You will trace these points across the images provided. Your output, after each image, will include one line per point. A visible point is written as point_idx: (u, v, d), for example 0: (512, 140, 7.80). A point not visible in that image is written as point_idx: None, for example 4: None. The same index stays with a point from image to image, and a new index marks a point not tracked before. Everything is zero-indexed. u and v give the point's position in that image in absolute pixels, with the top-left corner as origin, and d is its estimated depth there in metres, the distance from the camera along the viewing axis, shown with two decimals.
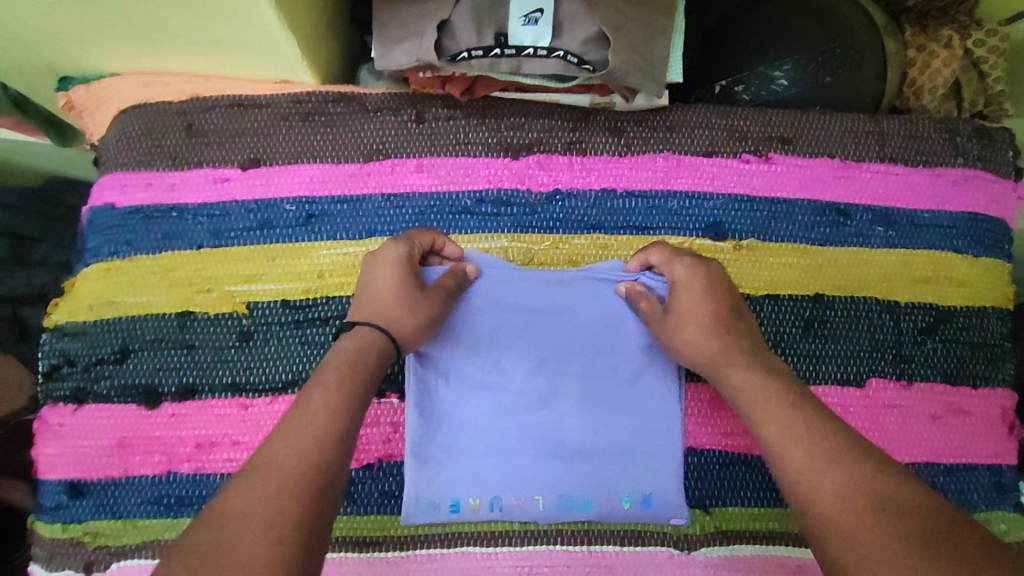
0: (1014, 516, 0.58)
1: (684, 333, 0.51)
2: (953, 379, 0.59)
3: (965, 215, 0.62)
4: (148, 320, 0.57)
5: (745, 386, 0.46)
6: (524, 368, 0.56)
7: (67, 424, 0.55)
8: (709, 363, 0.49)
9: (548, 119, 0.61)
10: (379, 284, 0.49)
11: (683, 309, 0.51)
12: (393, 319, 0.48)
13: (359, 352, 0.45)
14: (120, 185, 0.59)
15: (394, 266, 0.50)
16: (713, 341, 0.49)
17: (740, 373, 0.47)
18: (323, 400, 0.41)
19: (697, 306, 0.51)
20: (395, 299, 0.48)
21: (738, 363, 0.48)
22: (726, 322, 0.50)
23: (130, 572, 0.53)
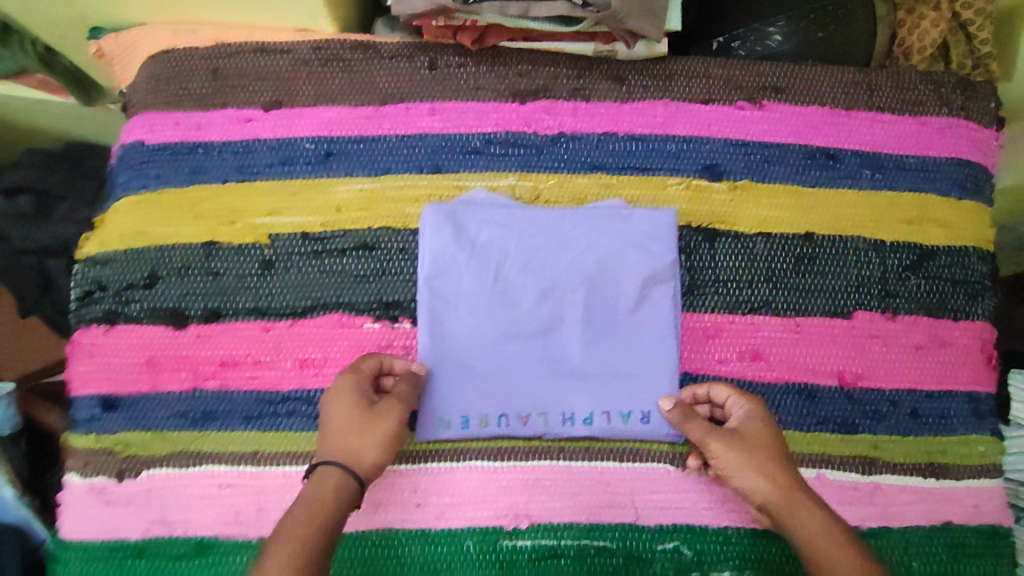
0: (990, 439, 0.62)
1: (760, 461, 0.53)
2: (934, 312, 0.62)
3: (948, 160, 0.65)
4: (175, 248, 0.61)
5: (809, 528, 0.50)
6: (530, 297, 0.60)
7: (99, 344, 0.59)
8: (778, 495, 0.52)
9: (554, 67, 0.65)
10: (334, 420, 0.53)
11: (759, 435, 0.54)
12: (350, 449, 0.51)
13: (325, 497, 0.49)
14: (149, 124, 0.63)
15: (346, 396, 0.53)
16: (780, 478, 0.52)
17: (807, 510, 0.51)
18: (309, 515, 0.48)
19: (771, 441, 0.54)
20: (355, 429, 0.52)
21: (796, 500, 0.51)
22: (780, 458, 0.53)
23: (160, 478, 0.57)
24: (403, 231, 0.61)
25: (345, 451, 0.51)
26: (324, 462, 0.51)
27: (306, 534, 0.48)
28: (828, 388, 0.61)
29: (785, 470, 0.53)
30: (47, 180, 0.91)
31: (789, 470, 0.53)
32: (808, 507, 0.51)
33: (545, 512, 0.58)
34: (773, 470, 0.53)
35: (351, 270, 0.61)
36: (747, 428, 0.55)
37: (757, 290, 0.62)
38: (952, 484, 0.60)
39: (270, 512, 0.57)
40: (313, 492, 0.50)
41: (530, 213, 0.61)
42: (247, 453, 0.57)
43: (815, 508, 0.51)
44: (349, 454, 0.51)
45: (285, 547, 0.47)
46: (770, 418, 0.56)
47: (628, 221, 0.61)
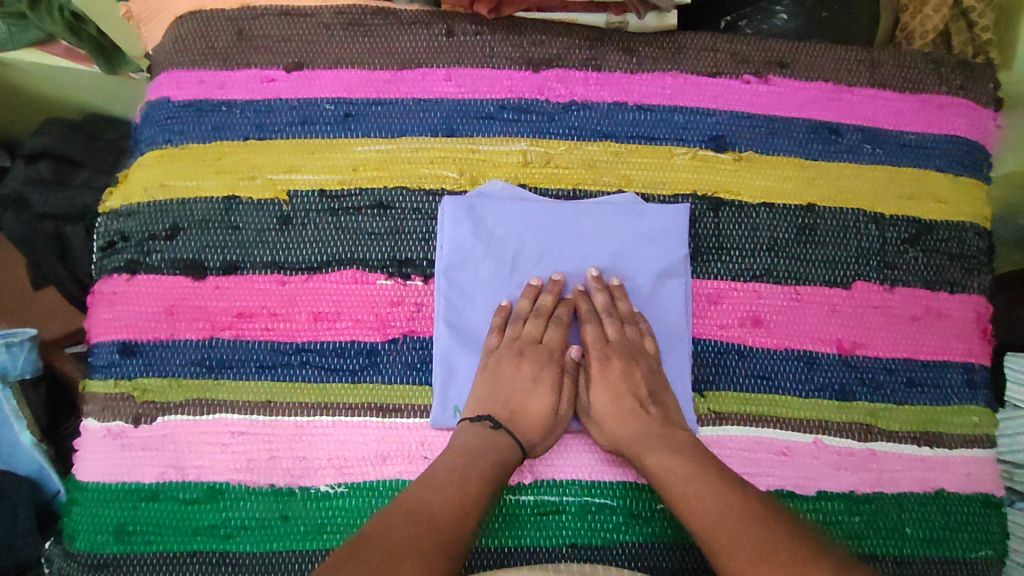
0: (984, 410, 0.63)
1: (608, 417, 0.58)
2: (931, 284, 0.64)
3: (947, 139, 0.67)
4: (197, 202, 0.62)
5: (659, 465, 0.54)
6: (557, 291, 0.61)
7: (120, 292, 0.61)
8: (627, 447, 0.57)
9: (568, 37, 0.67)
10: (530, 393, 0.59)
11: (607, 389, 0.59)
12: (533, 434, 0.57)
13: (507, 456, 0.55)
14: (175, 81, 0.65)
15: (545, 373, 0.60)
16: (621, 429, 0.57)
17: (643, 454, 0.55)
18: (493, 452, 0.55)
19: (614, 394, 0.59)
20: (548, 420, 0.58)
21: (641, 445, 0.56)
22: (621, 407, 0.58)
23: (175, 424, 0.58)
24: (418, 191, 0.63)
25: (529, 431, 0.57)
26: (513, 426, 0.57)
27: (489, 472, 0.53)
28: (826, 354, 0.62)
29: (627, 425, 0.57)
30: (64, 148, 0.94)
31: (629, 423, 0.57)
32: (648, 445, 0.56)
33: (549, 468, 0.59)
34: (612, 438, 0.58)
35: (367, 227, 0.62)
36: (595, 394, 0.59)
37: (759, 259, 0.63)
38: (946, 453, 0.61)
39: (280, 460, 0.58)
40: (495, 446, 0.55)
41: (543, 206, 0.62)
42: (260, 403, 0.59)
43: (656, 449, 0.55)
44: (531, 435, 0.57)
45: (473, 468, 0.53)
46: (609, 367, 0.59)
47: (642, 215, 0.63)
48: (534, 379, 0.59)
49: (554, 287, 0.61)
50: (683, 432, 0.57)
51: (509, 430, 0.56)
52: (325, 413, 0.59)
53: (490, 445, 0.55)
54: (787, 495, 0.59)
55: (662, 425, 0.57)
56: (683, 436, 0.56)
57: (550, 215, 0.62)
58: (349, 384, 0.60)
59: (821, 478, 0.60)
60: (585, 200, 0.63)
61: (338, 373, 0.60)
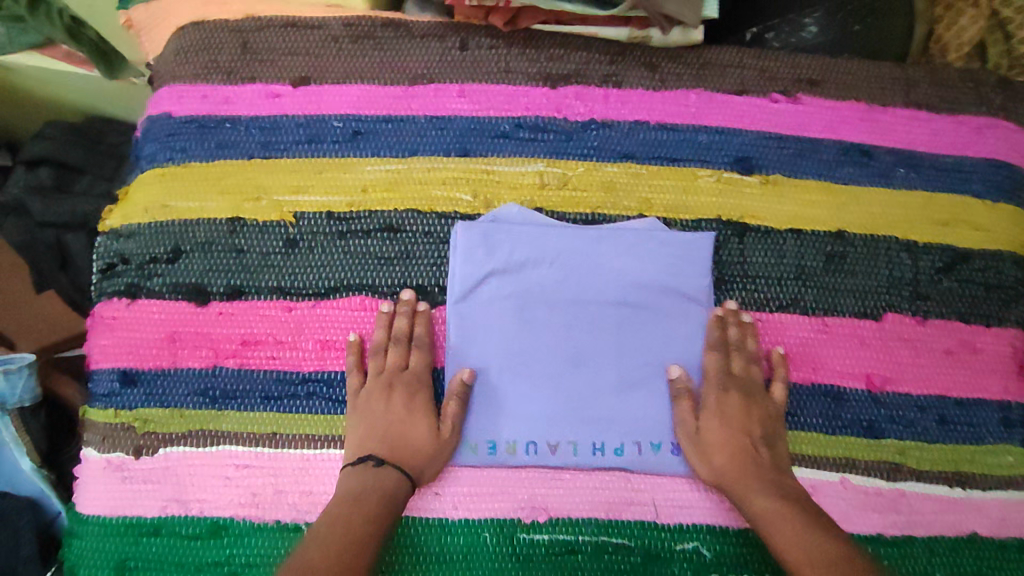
0: (1019, 449, 0.61)
1: (716, 449, 0.57)
2: (965, 316, 0.62)
3: (985, 162, 0.64)
4: (200, 224, 0.60)
5: (768, 507, 0.53)
6: (410, 310, 0.58)
7: (120, 317, 0.58)
8: (731, 484, 0.56)
9: (587, 52, 0.64)
10: (406, 423, 0.57)
11: (726, 422, 0.57)
12: (417, 464, 0.55)
13: (394, 490, 0.53)
14: (177, 96, 0.62)
15: (415, 401, 0.57)
16: (733, 465, 0.56)
17: (753, 493, 0.55)
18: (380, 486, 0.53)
19: (727, 431, 0.57)
20: (429, 448, 0.56)
21: (751, 485, 0.55)
22: (736, 443, 0.57)
23: (177, 456, 0.56)
24: (429, 214, 0.60)
25: (414, 461, 0.55)
26: (393, 457, 0.55)
27: (373, 511, 0.52)
28: (854, 389, 0.60)
29: (737, 461, 0.56)
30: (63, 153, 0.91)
31: (739, 459, 0.56)
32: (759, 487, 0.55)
33: (565, 506, 0.57)
34: (714, 472, 0.56)
35: (376, 252, 0.60)
36: (707, 424, 0.57)
37: (786, 288, 0.61)
38: (978, 494, 0.59)
39: (287, 495, 0.56)
40: (376, 482, 0.53)
41: (560, 233, 0.60)
42: (265, 435, 0.57)
43: (767, 493, 0.54)
44: (417, 465, 0.55)
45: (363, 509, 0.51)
46: (728, 400, 0.58)
47: (663, 243, 0.60)
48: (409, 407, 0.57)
49: (407, 309, 0.58)
50: (791, 481, 0.56)
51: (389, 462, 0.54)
52: (332, 446, 0.57)
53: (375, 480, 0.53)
54: None
55: (772, 470, 0.56)
56: (791, 484, 0.55)
57: (569, 243, 0.60)
58: None
59: (849, 519, 0.58)
60: (603, 226, 0.60)
61: (346, 404, 0.58)
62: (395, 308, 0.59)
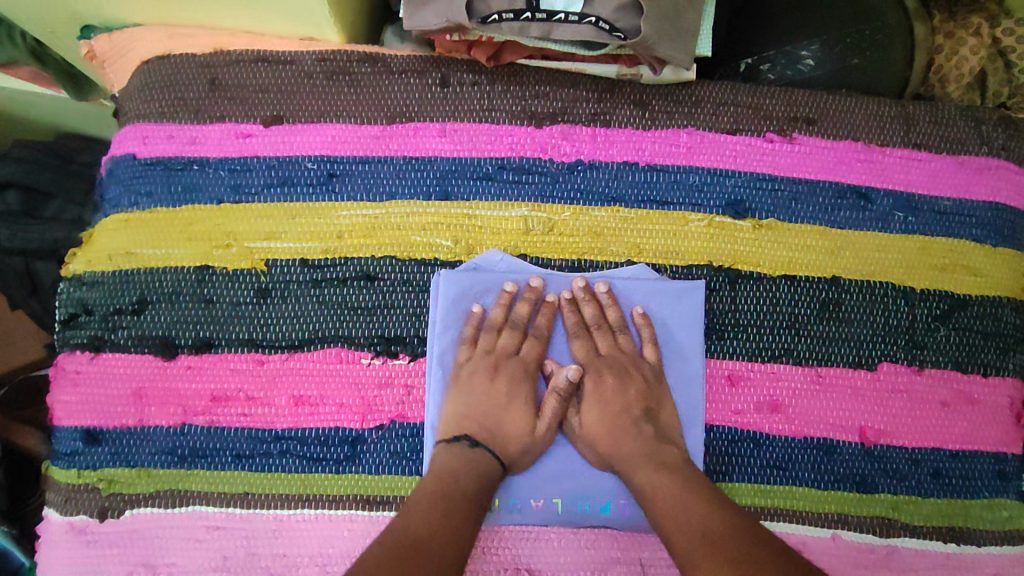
0: (1015, 503, 0.59)
1: (598, 435, 0.55)
2: (962, 365, 0.60)
3: (984, 205, 0.62)
4: (167, 272, 0.57)
5: (651, 482, 0.51)
6: (526, 295, 0.57)
7: (83, 372, 0.56)
8: (619, 464, 0.54)
9: (574, 89, 0.61)
10: (507, 409, 0.55)
11: (610, 402, 0.56)
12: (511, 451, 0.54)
13: (487, 477, 0.52)
14: (141, 135, 0.60)
15: (520, 388, 0.56)
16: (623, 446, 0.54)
17: (643, 470, 0.52)
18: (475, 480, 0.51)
19: (607, 411, 0.55)
20: (530, 435, 0.55)
21: (635, 462, 0.53)
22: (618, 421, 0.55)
23: (143, 518, 0.54)
24: (408, 261, 0.58)
25: (508, 449, 0.54)
26: (489, 443, 0.54)
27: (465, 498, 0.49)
28: (848, 443, 0.58)
29: (619, 441, 0.54)
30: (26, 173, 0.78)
31: (624, 441, 0.54)
32: (642, 464, 0.52)
33: (549, 566, 0.55)
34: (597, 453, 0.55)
35: (352, 302, 0.57)
36: (587, 410, 0.56)
37: (780, 338, 0.58)
38: (972, 550, 0.58)
39: (259, 558, 0.54)
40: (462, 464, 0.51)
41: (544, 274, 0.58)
42: (236, 495, 0.55)
43: (652, 467, 0.52)
44: (512, 453, 0.54)
45: (455, 490, 0.49)
46: (605, 380, 0.56)
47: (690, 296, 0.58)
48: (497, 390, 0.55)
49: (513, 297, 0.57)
50: (676, 451, 0.54)
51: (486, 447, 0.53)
52: (306, 506, 0.54)
53: (463, 462, 0.52)
54: None
55: (653, 443, 0.54)
56: (673, 455, 0.53)
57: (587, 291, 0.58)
58: (331, 475, 0.55)
59: None
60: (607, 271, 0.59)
61: (321, 463, 0.55)
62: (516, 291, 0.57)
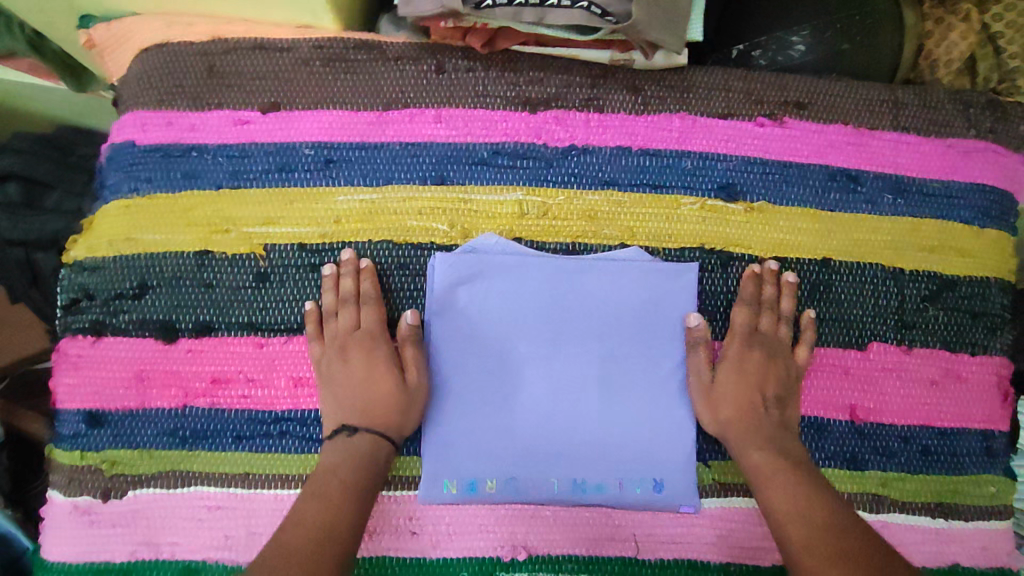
0: (1002, 479, 0.60)
1: (726, 403, 0.57)
2: (950, 345, 0.61)
3: (973, 187, 0.63)
4: (167, 257, 0.58)
5: (764, 463, 0.54)
6: (354, 270, 0.58)
7: (85, 356, 0.57)
8: (734, 434, 0.56)
9: (567, 75, 0.62)
10: (367, 381, 0.56)
11: (751, 373, 0.58)
12: (385, 419, 0.55)
13: (371, 458, 0.53)
14: (140, 122, 0.60)
15: (374, 358, 0.56)
16: (749, 420, 0.56)
17: (759, 449, 0.55)
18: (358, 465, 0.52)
19: (746, 383, 0.57)
20: (402, 399, 0.55)
21: (751, 439, 0.55)
22: (750, 397, 0.57)
23: (146, 499, 0.55)
24: (404, 245, 0.59)
25: (379, 418, 0.55)
26: (365, 422, 0.54)
27: (348, 487, 0.51)
28: (838, 421, 0.59)
29: (747, 419, 0.56)
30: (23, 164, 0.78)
31: (749, 420, 0.56)
32: (758, 442, 0.55)
33: (545, 543, 0.57)
34: (717, 421, 0.57)
35: (350, 285, 0.58)
36: (724, 376, 0.57)
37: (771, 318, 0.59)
38: (959, 525, 0.59)
39: (260, 537, 0.55)
40: (338, 456, 0.53)
41: (535, 255, 0.59)
42: (237, 475, 0.55)
43: (770, 449, 0.55)
44: (391, 425, 0.55)
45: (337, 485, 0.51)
46: (750, 356, 0.58)
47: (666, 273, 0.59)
48: (359, 368, 0.56)
49: (350, 270, 0.57)
50: (794, 442, 0.56)
51: (359, 430, 0.54)
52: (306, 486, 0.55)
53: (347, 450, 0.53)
54: None
55: (778, 428, 0.56)
56: (794, 443, 0.56)
57: (581, 272, 0.59)
58: None
59: None
60: (600, 254, 0.60)
61: (320, 443, 0.56)
62: (338, 270, 0.58)
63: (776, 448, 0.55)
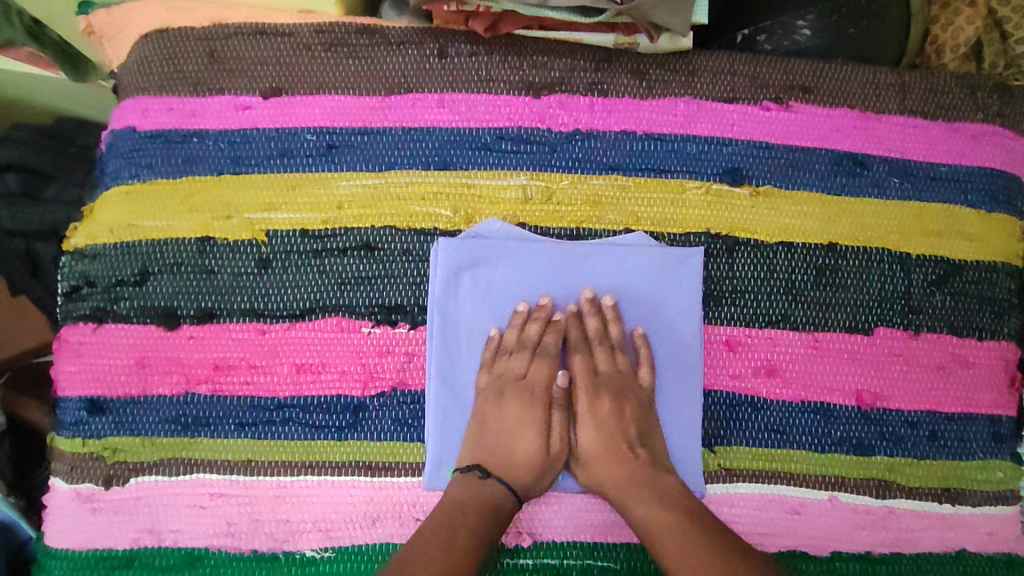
0: (1009, 465, 0.60)
1: (595, 459, 0.55)
2: (958, 330, 0.60)
3: (979, 171, 0.62)
4: (168, 243, 0.57)
5: (647, 519, 0.51)
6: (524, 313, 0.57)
7: (86, 343, 0.56)
8: (613, 490, 0.53)
9: (571, 59, 0.61)
10: (517, 435, 0.55)
11: (603, 421, 0.55)
12: (528, 478, 0.54)
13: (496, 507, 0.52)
14: (141, 109, 0.60)
15: (532, 413, 0.56)
16: (618, 472, 0.54)
17: (639, 504, 0.52)
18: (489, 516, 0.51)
19: (602, 432, 0.55)
20: (541, 456, 0.55)
21: (630, 496, 0.52)
22: (618, 446, 0.54)
23: (148, 486, 0.55)
24: (407, 231, 0.58)
25: (520, 475, 0.53)
26: (502, 471, 0.53)
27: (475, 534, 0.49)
28: (844, 407, 0.59)
29: (612, 466, 0.54)
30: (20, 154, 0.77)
31: (616, 465, 0.54)
32: (637, 495, 0.52)
33: (548, 529, 0.56)
34: (595, 480, 0.54)
35: (352, 271, 0.57)
36: (582, 432, 0.56)
37: (777, 303, 0.59)
38: (966, 510, 0.59)
39: (263, 524, 0.55)
40: (467, 499, 0.51)
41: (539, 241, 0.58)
42: (240, 462, 0.55)
43: (645, 502, 0.52)
44: (525, 481, 0.54)
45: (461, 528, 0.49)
46: (599, 402, 0.56)
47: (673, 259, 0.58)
48: (495, 413, 0.55)
49: (542, 317, 0.57)
50: (672, 478, 0.54)
51: (494, 476, 0.53)
52: (309, 473, 0.55)
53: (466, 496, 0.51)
54: (798, 556, 0.57)
55: (648, 470, 0.54)
56: (672, 484, 0.53)
57: (585, 258, 0.58)
58: (333, 441, 0.55)
59: (835, 537, 0.57)
60: (605, 238, 0.59)
61: (323, 430, 0.56)
62: (528, 313, 0.57)
63: (658, 500, 0.51)
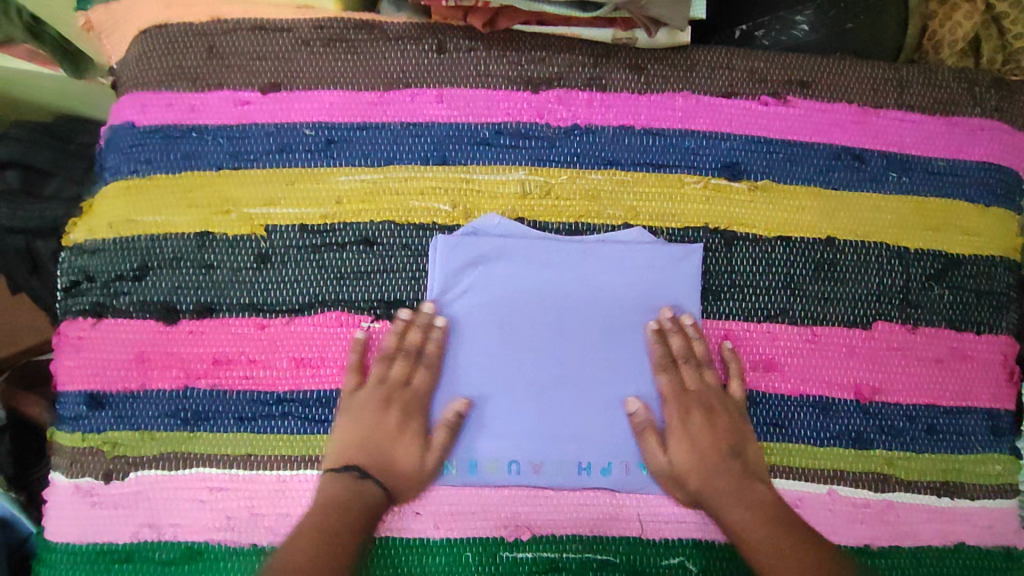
0: (1007, 459, 0.60)
1: (691, 472, 0.55)
2: (956, 324, 0.60)
3: (978, 165, 0.62)
4: (168, 238, 0.58)
5: (742, 524, 0.52)
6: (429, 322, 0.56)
7: (86, 337, 0.57)
8: (708, 497, 0.54)
9: (570, 54, 0.61)
10: (398, 441, 0.55)
11: (700, 438, 0.56)
12: (401, 482, 0.54)
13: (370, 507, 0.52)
14: (140, 104, 0.60)
15: (412, 421, 0.55)
16: (715, 483, 0.54)
17: (731, 507, 0.53)
18: (361, 515, 0.51)
19: (694, 447, 0.55)
20: (417, 460, 0.54)
21: (723, 500, 0.54)
22: (711, 458, 0.55)
23: (148, 480, 0.55)
24: (406, 226, 0.58)
25: (398, 479, 0.54)
26: (378, 472, 0.53)
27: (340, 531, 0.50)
28: (843, 401, 0.59)
29: (708, 476, 0.55)
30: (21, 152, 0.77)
31: (714, 475, 0.55)
32: (736, 499, 0.53)
33: (548, 523, 0.56)
34: (689, 492, 0.55)
35: (351, 266, 0.57)
36: (674, 447, 0.56)
37: (775, 297, 0.59)
38: (965, 503, 0.59)
39: (262, 518, 0.55)
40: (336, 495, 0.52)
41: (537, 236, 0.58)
42: (239, 456, 0.55)
43: (742, 505, 0.53)
44: (397, 483, 0.54)
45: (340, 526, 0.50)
46: (692, 418, 0.56)
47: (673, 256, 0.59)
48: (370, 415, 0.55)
49: (423, 322, 0.56)
50: (762, 486, 0.54)
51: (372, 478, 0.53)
52: (308, 467, 0.55)
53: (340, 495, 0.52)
54: None
55: (742, 479, 0.54)
56: (762, 491, 0.54)
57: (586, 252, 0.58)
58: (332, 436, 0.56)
59: (835, 531, 0.57)
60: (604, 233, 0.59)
61: (322, 424, 0.56)
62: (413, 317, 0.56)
63: (754, 506, 0.53)
